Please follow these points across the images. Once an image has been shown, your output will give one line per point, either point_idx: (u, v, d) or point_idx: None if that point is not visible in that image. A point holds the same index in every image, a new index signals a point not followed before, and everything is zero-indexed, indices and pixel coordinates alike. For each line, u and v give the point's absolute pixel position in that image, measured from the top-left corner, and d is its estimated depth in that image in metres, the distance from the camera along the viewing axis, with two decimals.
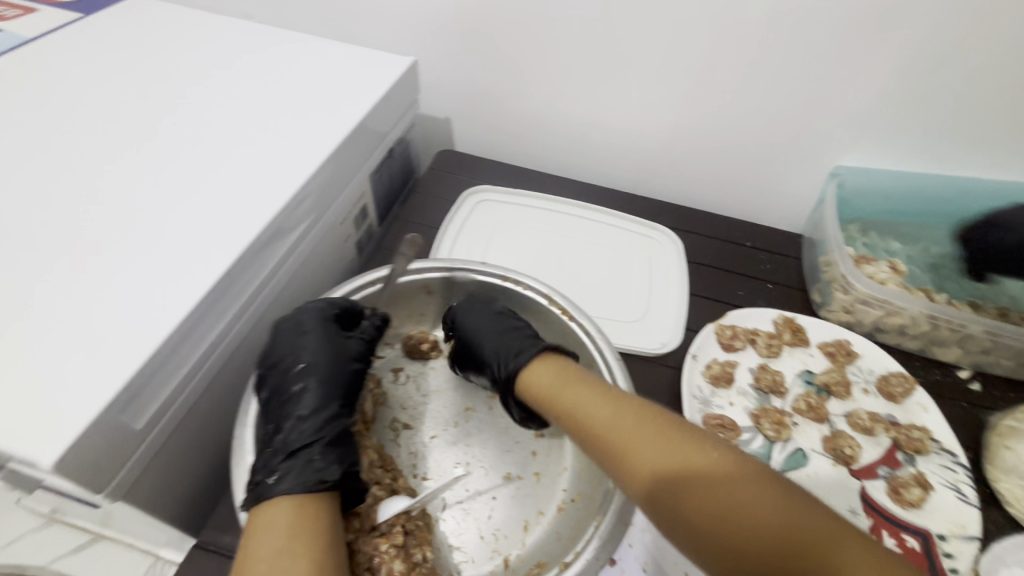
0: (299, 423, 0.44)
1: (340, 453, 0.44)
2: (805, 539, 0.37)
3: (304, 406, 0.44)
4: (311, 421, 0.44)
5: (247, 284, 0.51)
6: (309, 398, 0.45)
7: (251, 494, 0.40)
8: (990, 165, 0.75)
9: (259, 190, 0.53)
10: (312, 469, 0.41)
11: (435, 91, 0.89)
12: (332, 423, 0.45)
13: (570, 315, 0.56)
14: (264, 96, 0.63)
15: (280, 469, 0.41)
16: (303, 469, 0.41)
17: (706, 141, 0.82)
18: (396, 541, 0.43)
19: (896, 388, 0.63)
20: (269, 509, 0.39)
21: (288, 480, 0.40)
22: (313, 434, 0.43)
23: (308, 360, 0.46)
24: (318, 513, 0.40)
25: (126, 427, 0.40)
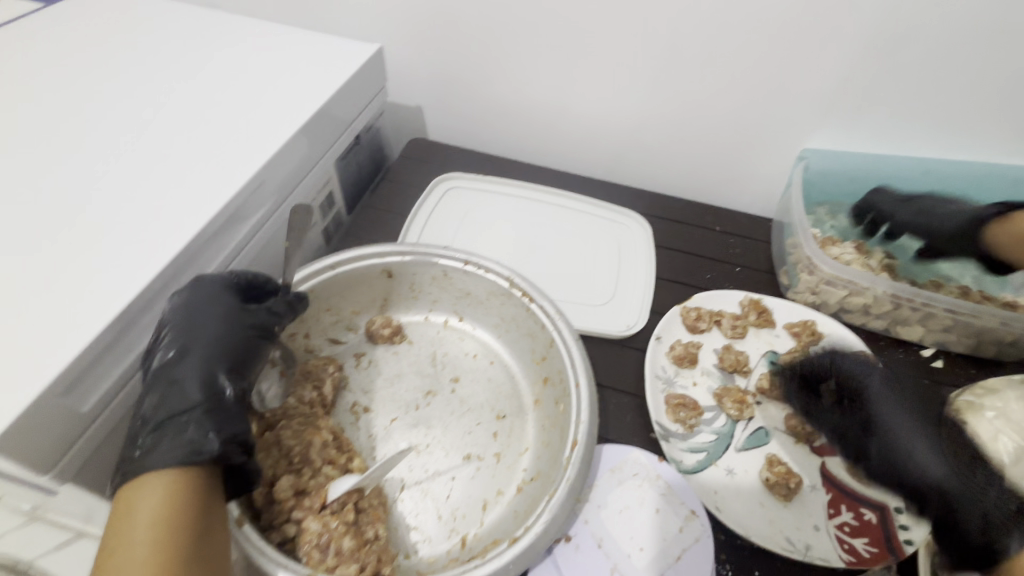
0: (175, 392, 0.40)
1: (219, 421, 0.41)
2: None
3: (180, 373, 0.41)
4: (186, 388, 0.41)
5: (201, 269, 0.50)
6: (189, 366, 0.42)
7: (121, 472, 0.38)
8: (952, 144, 0.75)
9: (216, 175, 0.53)
10: (186, 440, 0.38)
11: (405, 80, 0.89)
12: (214, 392, 0.42)
13: (531, 297, 0.56)
14: (226, 83, 0.63)
15: (148, 440, 0.38)
16: (173, 440, 0.38)
17: (675, 127, 0.83)
18: (347, 518, 0.42)
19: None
20: (141, 491, 0.36)
21: (156, 453, 0.37)
22: (187, 402, 0.40)
23: (185, 325, 0.43)
24: (190, 498, 0.37)
25: (73, 410, 0.40)
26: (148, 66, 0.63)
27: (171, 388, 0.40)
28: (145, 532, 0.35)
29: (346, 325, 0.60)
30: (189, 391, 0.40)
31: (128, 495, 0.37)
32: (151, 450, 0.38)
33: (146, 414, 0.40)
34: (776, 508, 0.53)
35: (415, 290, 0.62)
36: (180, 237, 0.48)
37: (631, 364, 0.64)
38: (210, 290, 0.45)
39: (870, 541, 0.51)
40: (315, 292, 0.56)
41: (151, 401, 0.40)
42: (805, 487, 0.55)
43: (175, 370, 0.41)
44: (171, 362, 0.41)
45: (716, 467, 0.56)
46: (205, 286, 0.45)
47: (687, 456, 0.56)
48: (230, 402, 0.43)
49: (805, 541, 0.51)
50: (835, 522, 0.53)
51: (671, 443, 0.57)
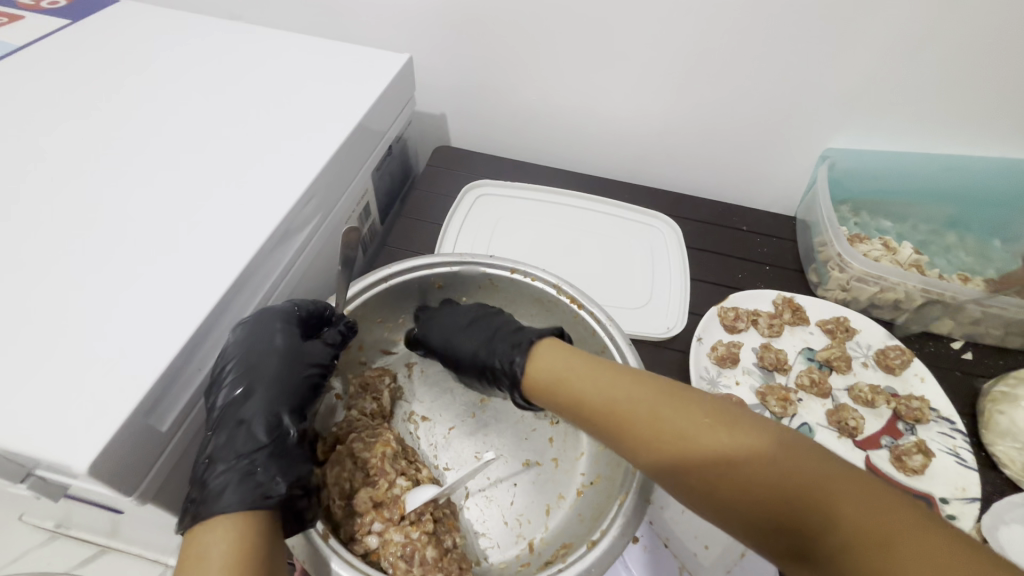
0: (242, 433, 0.42)
1: (284, 466, 0.42)
2: (806, 487, 0.36)
3: (246, 413, 0.43)
4: (254, 428, 0.42)
5: (259, 286, 0.51)
6: (253, 406, 0.43)
7: (190, 512, 0.38)
8: (973, 141, 0.77)
9: (269, 192, 0.53)
10: (254, 482, 0.39)
11: (429, 89, 0.90)
12: (281, 434, 0.43)
13: (579, 303, 0.57)
14: (266, 98, 0.63)
15: (220, 479, 0.39)
16: (246, 483, 0.39)
17: (699, 129, 0.84)
18: (427, 528, 0.43)
19: (894, 358, 0.66)
20: (210, 531, 0.37)
21: (229, 495, 0.38)
22: (256, 442, 0.42)
23: (252, 364, 0.44)
24: (256, 549, 0.37)
25: (154, 430, 0.40)
26: (187, 81, 0.64)
27: (240, 429, 0.42)
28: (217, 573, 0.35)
29: (395, 336, 0.62)
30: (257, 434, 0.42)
31: (198, 537, 0.37)
32: (223, 489, 0.39)
33: (215, 455, 0.41)
34: None
35: (463, 298, 0.63)
36: (242, 254, 0.48)
37: (673, 365, 0.65)
38: (274, 324, 0.47)
39: None
40: (367, 305, 0.57)
41: (218, 440, 0.42)
42: None
43: (243, 411, 0.43)
44: (237, 401, 0.43)
45: None
46: (267, 318, 0.47)
47: None
48: (292, 442, 0.44)
49: None
50: None
51: None
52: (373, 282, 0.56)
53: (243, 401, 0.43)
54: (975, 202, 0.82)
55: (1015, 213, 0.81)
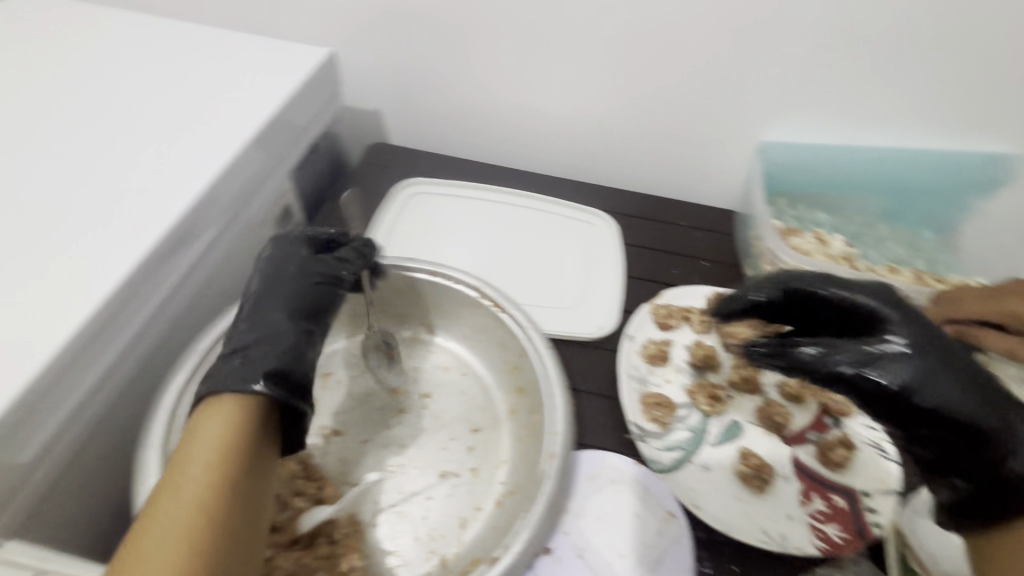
0: (261, 324, 0.45)
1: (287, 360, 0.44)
2: None
3: (267, 310, 0.46)
4: (272, 321, 0.45)
5: (152, 296, 0.47)
6: (274, 303, 0.46)
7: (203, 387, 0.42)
8: (901, 135, 0.78)
9: (161, 195, 0.50)
10: (248, 369, 0.42)
11: (362, 84, 0.86)
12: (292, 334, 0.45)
13: (501, 306, 0.56)
14: (167, 95, 0.59)
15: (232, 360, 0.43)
16: (243, 367, 0.42)
17: (637, 124, 0.83)
18: (319, 553, 0.45)
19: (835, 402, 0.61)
20: (211, 403, 0.41)
21: (230, 375, 0.41)
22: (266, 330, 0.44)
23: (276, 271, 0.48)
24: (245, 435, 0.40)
25: (10, 461, 0.37)
26: (76, 80, 0.59)
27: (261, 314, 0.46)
28: (207, 454, 0.38)
29: None
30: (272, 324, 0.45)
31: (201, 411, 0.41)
32: (234, 363, 0.43)
33: (235, 336, 0.45)
34: (752, 500, 0.54)
35: (380, 303, 0.60)
36: (122, 264, 0.44)
37: (604, 366, 0.64)
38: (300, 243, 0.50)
39: (841, 527, 0.53)
40: None
41: (242, 328, 0.45)
42: (778, 479, 0.56)
43: (268, 303, 0.46)
44: (261, 299, 0.47)
45: (692, 464, 0.56)
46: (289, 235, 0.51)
47: (663, 455, 0.56)
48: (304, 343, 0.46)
49: (781, 532, 0.52)
50: (807, 511, 0.54)
51: (647, 442, 0.57)
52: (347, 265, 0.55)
53: (267, 301, 0.47)
54: (906, 194, 0.83)
55: (944, 205, 0.82)
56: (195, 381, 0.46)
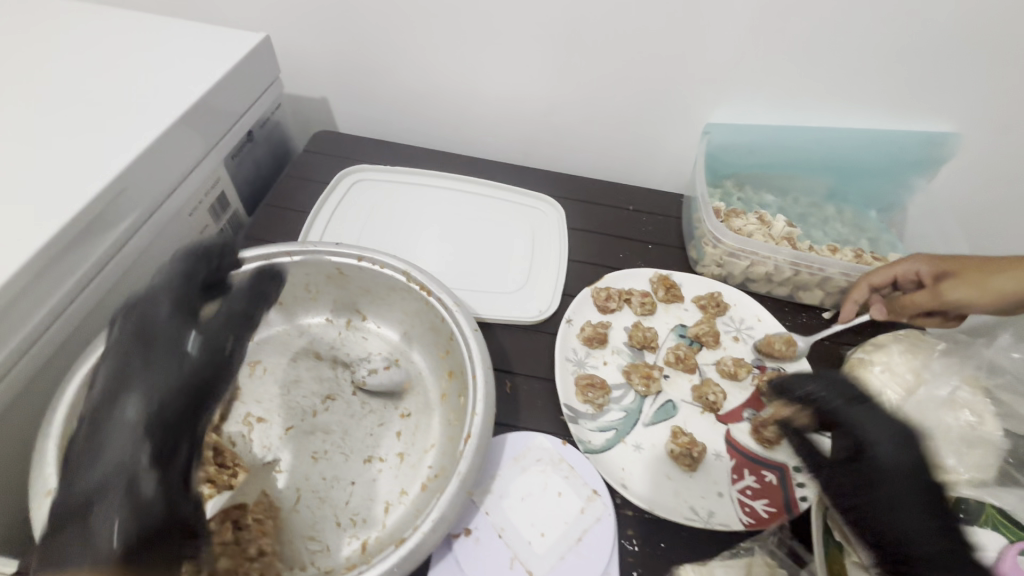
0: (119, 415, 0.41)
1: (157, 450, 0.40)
2: None
3: (125, 404, 0.41)
4: (128, 413, 0.40)
5: (57, 285, 0.46)
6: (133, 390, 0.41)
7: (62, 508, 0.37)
8: (843, 116, 0.78)
9: (69, 180, 0.48)
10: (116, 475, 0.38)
11: (305, 71, 0.85)
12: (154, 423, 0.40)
13: (428, 289, 0.55)
14: (84, 79, 0.57)
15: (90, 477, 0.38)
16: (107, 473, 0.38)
17: (583, 108, 0.82)
18: (228, 539, 0.43)
19: (779, 346, 0.64)
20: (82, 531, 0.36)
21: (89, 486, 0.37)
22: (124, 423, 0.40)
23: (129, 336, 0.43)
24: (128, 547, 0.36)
25: None
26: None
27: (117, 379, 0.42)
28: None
29: None
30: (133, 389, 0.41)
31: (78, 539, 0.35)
32: (97, 467, 0.38)
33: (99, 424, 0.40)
34: (681, 478, 0.55)
35: (311, 290, 0.59)
36: (21, 250, 0.43)
37: (543, 349, 0.64)
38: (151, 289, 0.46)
39: (768, 501, 0.53)
40: None
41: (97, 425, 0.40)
42: (710, 456, 0.57)
43: (125, 360, 0.42)
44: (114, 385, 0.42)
45: (624, 444, 0.56)
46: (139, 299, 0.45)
47: (595, 436, 0.57)
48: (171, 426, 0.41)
49: (708, 508, 0.53)
50: (735, 487, 0.54)
51: (580, 424, 0.57)
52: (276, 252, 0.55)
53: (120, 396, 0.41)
54: (851, 175, 0.83)
55: (886, 185, 0.83)
56: (103, 370, 0.45)
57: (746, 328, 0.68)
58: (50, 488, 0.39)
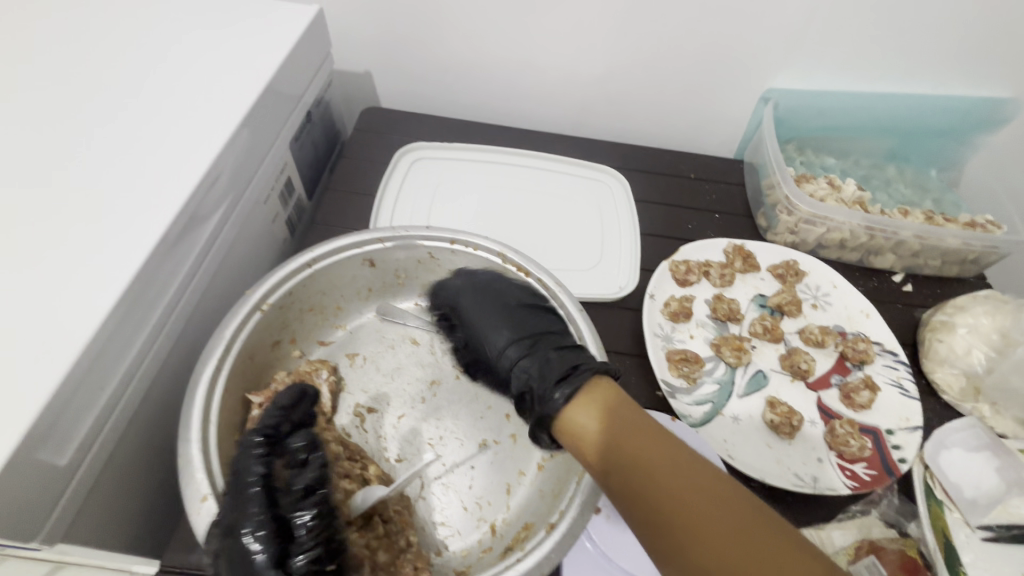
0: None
1: None
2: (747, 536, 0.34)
3: (249, 551, 0.34)
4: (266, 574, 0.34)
5: (165, 285, 0.44)
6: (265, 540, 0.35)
7: None
8: (913, 75, 0.76)
9: (163, 173, 0.46)
10: None
11: (349, 44, 0.80)
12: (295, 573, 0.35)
13: (527, 271, 0.54)
14: (149, 62, 0.54)
15: None
16: None
17: (643, 74, 0.79)
18: (378, 531, 0.43)
19: None
20: None
21: None
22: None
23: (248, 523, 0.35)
24: None
25: (51, 466, 0.35)
26: (46, 44, 0.53)
27: (244, 547, 0.34)
28: None
29: (332, 323, 0.57)
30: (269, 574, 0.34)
31: None
32: None
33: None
34: (781, 447, 0.56)
35: (401, 276, 0.58)
36: (135, 252, 0.41)
37: (629, 325, 0.64)
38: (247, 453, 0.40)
39: (868, 464, 0.54)
40: (295, 292, 0.51)
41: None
42: (805, 423, 0.58)
43: (245, 507, 0.36)
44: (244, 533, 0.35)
45: (723, 416, 0.57)
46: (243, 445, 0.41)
47: (694, 410, 0.57)
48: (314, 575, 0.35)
49: (812, 474, 0.54)
50: (834, 451, 0.55)
51: (678, 399, 0.58)
52: (369, 239, 0.54)
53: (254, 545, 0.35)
54: (915, 135, 0.82)
55: (950, 142, 0.82)
56: (225, 369, 0.44)
57: (823, 296, 0.69)
58: (207, 492, 0.38)
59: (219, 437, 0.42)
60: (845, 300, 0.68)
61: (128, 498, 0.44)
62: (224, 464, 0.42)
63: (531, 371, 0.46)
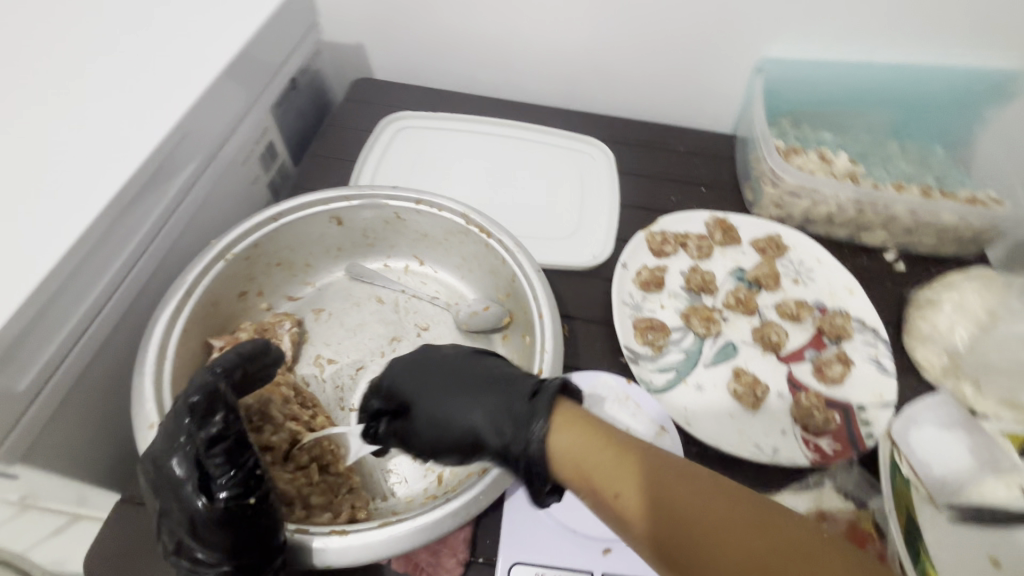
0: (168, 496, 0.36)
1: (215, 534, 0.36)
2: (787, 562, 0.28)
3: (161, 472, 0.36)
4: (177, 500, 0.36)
5: (131, 230, 0.47)
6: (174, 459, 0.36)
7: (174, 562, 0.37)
8: (913, 46, 0.73)
9: (132, 122, 0.48)
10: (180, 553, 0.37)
11: (340, 14, 0.81)
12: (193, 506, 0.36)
13: (488, 233, 0.54)
14: (126, 18, 0.55)
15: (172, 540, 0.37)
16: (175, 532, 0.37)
17: (633, 44, 0.78)
18: (308, 475, 0.44)
19: None
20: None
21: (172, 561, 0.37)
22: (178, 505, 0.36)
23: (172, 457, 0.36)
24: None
25: (6, 388, 0.37)
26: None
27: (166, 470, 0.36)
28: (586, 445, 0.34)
29: (301, 280, 0.58)
30: (191, 500, 0.35)
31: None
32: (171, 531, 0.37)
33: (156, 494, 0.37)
34: (744, 417, 0.55)
35: (369, 236, 0.59)
36: (100, 194, 0.43)
37: (598, 292, 0.63)
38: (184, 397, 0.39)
39: (834, 438, 0.53)
40: (261, 245, 0.53)
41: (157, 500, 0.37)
42: (772, 395, 0.57)
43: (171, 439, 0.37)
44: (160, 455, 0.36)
45: (685, 384, 0.57)
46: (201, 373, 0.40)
47: (656, 377, 0.57)
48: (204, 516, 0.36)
49: (772, 445, 0.53)
50: (799, 424, 0.54)
51: (640, 365, 0.57)
52: (335, 197, 0.55)
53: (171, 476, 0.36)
54: (917, 108, 0.78)
55: (957, 118, 0.78)
56: (184, 313, 0.46)
57: (806, 271, 0.67)
58: (154, 421, 0.40)
59: (174, 375, 0.44)
60: (828, 276, 0.66)
61: (94, 428, 0.46)
62: None
63: (527, 413, 0.38)
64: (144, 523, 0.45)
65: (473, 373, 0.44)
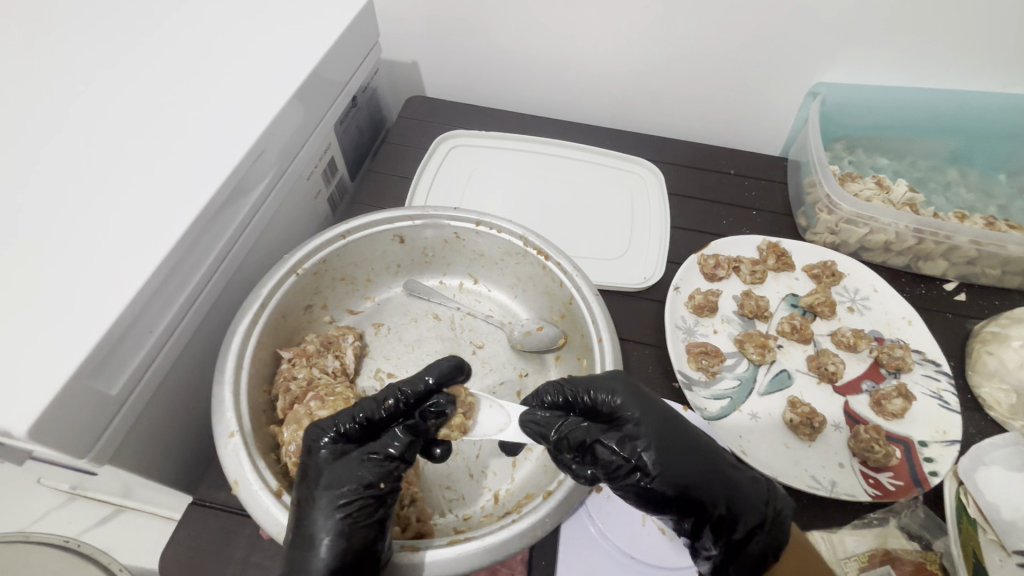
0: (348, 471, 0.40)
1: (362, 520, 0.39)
2: None
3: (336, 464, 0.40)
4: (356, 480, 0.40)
5: (211, 243, 0.49)
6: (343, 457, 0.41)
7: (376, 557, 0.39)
8: (972, 73, 0.72)
9: (216, 141, 0.50)
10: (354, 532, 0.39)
11: (397, 35, 0.84)
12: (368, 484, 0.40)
13: (546, 255, 0.55)
14: (209, 41, 0.58)
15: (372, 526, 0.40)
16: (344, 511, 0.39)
17: (684, 68, 0.78)
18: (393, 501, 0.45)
19: None
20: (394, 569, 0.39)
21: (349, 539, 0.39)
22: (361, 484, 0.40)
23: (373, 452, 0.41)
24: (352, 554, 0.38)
25: (102, 393, 0.40)
26: (121, 23, 0.59)
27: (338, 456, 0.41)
28: None
29: (361, 294, 0.61)
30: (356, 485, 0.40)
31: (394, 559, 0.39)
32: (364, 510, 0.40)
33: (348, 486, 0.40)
34: (800, 448, 0.54)
35: (427, 253, 0.61)
36: (188, 210, 0.46)
37: (650, 315, 0.64)
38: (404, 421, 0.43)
39: (894, 475, 0.52)
40: (328, 260, 0.55)
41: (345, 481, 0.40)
42: (828, 427, 0.56)
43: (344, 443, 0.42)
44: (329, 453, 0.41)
45: (740, 412, 0.56)
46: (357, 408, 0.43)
47: (710, 404, 0.56)
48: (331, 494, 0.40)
49: (830, 478, 0.52)
50: (858, 457, 0.53)
51: (694, 391, 0.57)
52: (397, 217, 0.57)
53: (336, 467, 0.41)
54: (978, 135, 0.77)
55: (1020, 145, 0.76)
56: (257, 325, 0.48)
57: (861, 299, 0.66)
58: (233, 430, 0.42)
59: (248, 385, 0.46)
60: (886, 305, 0.65)
61: (171, 432, 0.49)
62: (252, 410, 0.46)
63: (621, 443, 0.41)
64: (213, 528, 0.46)
65: (673, 440, 0.41)
